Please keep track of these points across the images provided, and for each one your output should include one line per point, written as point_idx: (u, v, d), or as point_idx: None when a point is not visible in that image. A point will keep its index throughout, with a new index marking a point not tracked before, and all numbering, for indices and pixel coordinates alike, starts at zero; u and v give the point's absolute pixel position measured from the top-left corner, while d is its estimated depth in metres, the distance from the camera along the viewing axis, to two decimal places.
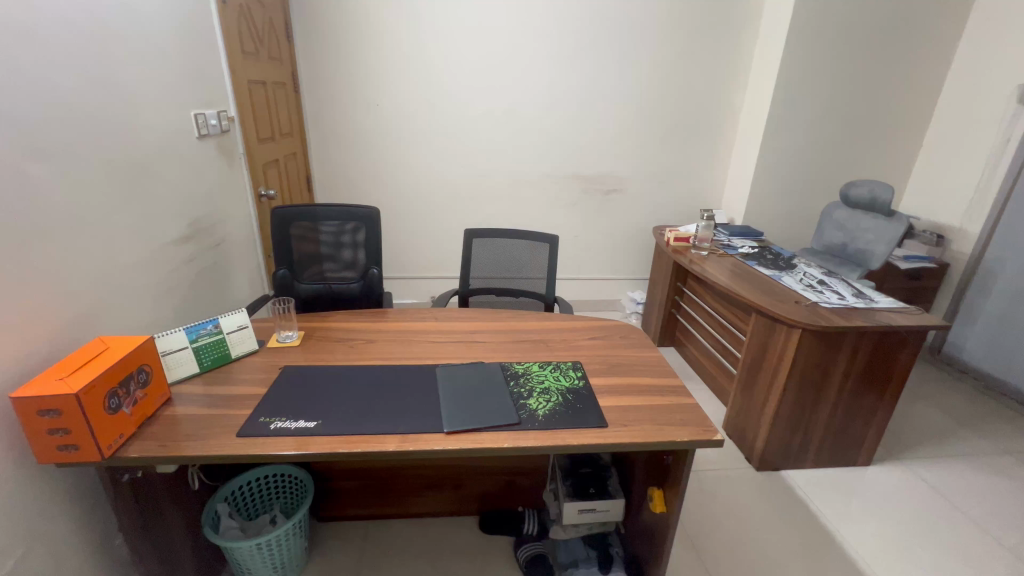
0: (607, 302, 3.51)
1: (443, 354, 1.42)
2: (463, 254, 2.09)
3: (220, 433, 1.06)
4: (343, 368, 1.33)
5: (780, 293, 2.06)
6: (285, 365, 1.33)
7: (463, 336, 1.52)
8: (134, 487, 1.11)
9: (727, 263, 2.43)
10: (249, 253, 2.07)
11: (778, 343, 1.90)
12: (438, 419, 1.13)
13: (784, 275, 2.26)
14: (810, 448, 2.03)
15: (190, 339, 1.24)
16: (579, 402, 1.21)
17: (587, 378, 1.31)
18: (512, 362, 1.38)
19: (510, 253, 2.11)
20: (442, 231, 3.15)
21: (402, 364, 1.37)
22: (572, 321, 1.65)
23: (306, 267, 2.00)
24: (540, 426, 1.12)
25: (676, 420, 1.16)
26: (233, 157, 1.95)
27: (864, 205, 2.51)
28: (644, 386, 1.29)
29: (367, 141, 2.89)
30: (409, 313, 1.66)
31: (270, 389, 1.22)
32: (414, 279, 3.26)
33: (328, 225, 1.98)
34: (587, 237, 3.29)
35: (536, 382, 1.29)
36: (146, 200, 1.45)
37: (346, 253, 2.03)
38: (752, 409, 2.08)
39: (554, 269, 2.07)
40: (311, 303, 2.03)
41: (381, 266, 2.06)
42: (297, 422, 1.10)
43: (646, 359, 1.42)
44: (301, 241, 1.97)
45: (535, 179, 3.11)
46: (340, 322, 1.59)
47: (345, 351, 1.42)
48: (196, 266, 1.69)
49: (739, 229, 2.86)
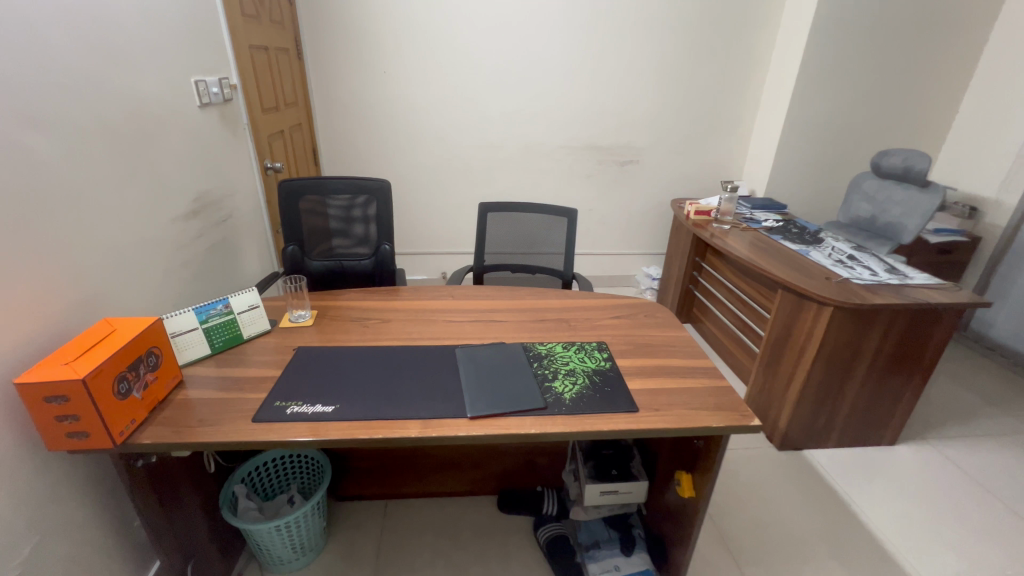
0: (621, 278, 3.44)
1: (461, 334, 1.36)
2: (477, 229, 2.02)
3: (235, 418, 1.01)
4: (358, 349, 1.28)
5: (808, 268, 1.98)
6: (299, 347, 1.28)
7: (481, 315, 1.46)
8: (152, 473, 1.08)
9: (751, 238, 2.34)
10: (257, 228, 2.00)
11: (805, 320, 1.83)
12: (460, 403, 1.08)
13: (810, 249, 2.16)
14: (835, 427, 1.98)
15: (200, 320, 1.19)
16: (606, 386, 1.15)
17: (614, 360, 1.25)
18: (534, 342, 1.33)
19: (526, 227, 2.03)
20: (454, 205, 3.07)
21: (420, 345, 1.31)
22: (593, 299, 1.58)
23: (316, 243, 1.93)
24: (567, 411, 1.07)
25: (710, 404, 1.10)
26: (237, 127, 1.86)
27: (896, 176, 2.39)
28: (674, 368, 1.23)
29: (374, 111, 2.77)
30: (423, 292, 1.60)
31: (284, 371, 1.18)
32: (426, 255, 3.19)
33: (338, 199, 1.91)
34: (602, 211, 3.20)
35: (560, 363, 1.23)
36: (150, 174, 1.38)
37: (357, 228, 1.95)
38: (776, 388, 2.02)
39: (573, 244, 1.99)
40: (323, 280, 1.98)
41: (392, 242, 1.99)
42: (314, 405, 1.06)
43: (674, 339, 1.35)
44: (310, 215, 1.90)
45: (549, 150, 2.99)
46: (353, 301, 1.53)
47: (359, 331, 1.37)
48: (204, 243, 1.63)
49: (762, 202, 2.74)
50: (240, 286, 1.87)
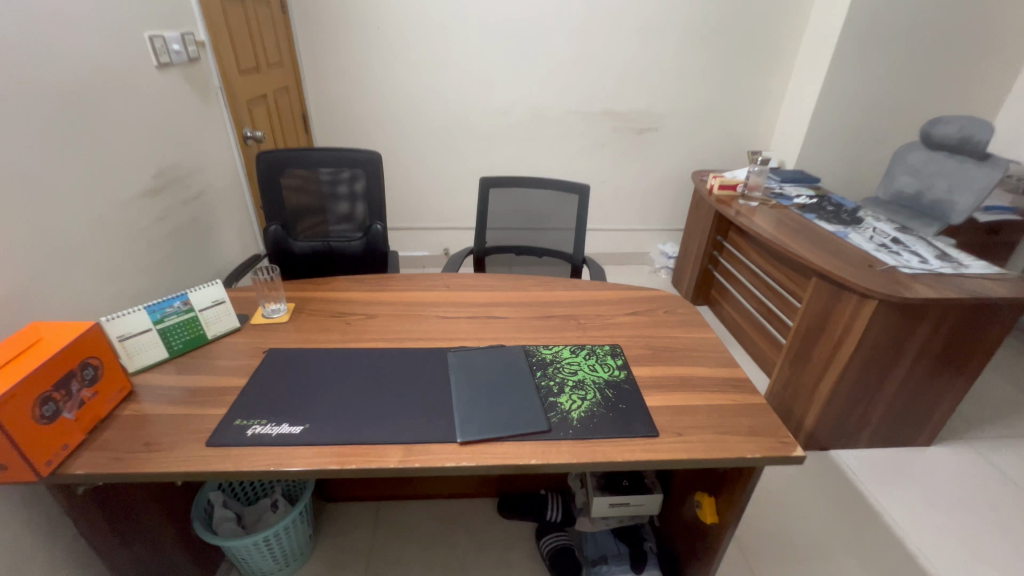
0: (634, 255, 3.24)
1: (455, 334, 1.20)
2: (478, 207, 1.83)
3: (187, 441, 0.87)
4: (337, 350, 1.12)
5: (848, 253, 1.77)
6: (270, 348, 1.12)
7: (479, 310, 1.29)
8: (102, 499, 0.95)
9: (782, 216, 2.12)
10: (236, 205, 1.83)
11: (844, 313, 1.64)
12: (449, 424, 0.92)
13: (849, 231, 1.94)
14: (866, 428, 1.82)
15: (154, 320, 1.03)
16: (621, 402, 0.99)
17: (631, 369, 1.08)
18: (538, 345, 1.16)
19: (533, 206, 1.83)
20: (456, 177, 2.86)
21: (408, 347, 1.15)
22: (606, 291, 1.40)
23: (301, 222, 1.76)
24: (575, 435, 0.91)
25: (744, 427, 0.94)
26: (208, 91, 1.66)
27: (950, 147, 2.12)
28: (700, 380, 1.05)
29: (368, 73, 2.53)
30: (415, 281, 1.43)
31: (251, 379, 1.02)
32: (427, 231, 3.01)
33: (323, 173, 1.73)
34: (616, 183, 2.97)
35: (567, 373, 1.06)
36: (99, 147, 1.20)
37: (344, 205, 1.77)
38: (803, 383, 1.85)
39: (584, 225, 1.79)
40: (309, 262, 1.81)
41: (384, 222, 1.80)
42: (280, 425, 0.91)
43: (700, 343, 1.18)
44: (293, 191, 1.72)
45: (560, 116, 2.74)
46: (336, 290, 1.36)
47: (340, 328, 1.20)
48: (171, 224, 1.46)
49: (794, 175, 2.49)
50: (218, 269, 1.71)
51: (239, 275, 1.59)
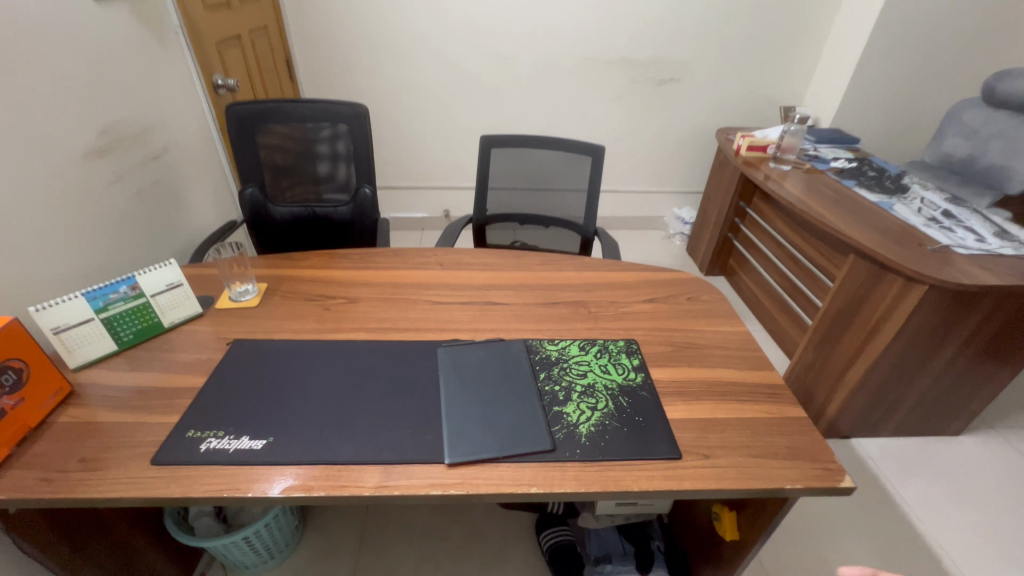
0: (647, 220, 3.04)
1: (447, 324, 1.04)
2: (478, 169, 1.63)
3: (129, 458, 0.74)
4: (312, 343, 0.98)
5: (892, 228, 1.57)
6: (237, 339, 0.98)
7: (474, 295, 1.13)
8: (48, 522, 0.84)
9: (816, 182, 1.90)
10: (206, 164, 1.64)
11: (884, 296, 1.47)
12: (436, 440, 0.79)
13: (893, 201, 1.73)
14: (893, 418, 1.69)
15: (96, 309, 0.88)
16: (637, 415, 0.85)
17: (649, 372, 0.94)
18: (542, 339, 1.00)
19: (539, 170, 1.63)
20: (458, 131, 2.62)
21: (393, 339, 1.00)
22: (621, 273, 1.23)
23: (281, 185, 1.58)
24: (583, 457, 0.77)
25: (782, 449, 0.80)
26: (165, 30, 1.43)
27: (1014, 104, 1.87)
28: (729, 387, 0.91)
29: (358, 11, 2.25)
30: (405, 257, 1.26)
31: (211, 379, 0.89)
32: (427, 190, 2.80)
33: (303, 128, 1.53)
34: (632, 140, 2.72)
35: (575, 376, 0.92)
36: (28, 100, 1.02)
37: (328, 166, 1.58)
38: (828, 369, 1.71)
39: (597, 193, 1.60)
40: (293, 229, 1.65)
41: (374, 185, 1.61)
42: (238, 439, 0.78)
43: (728, 340, 1.02)
44: (270, 149, 1.53)
45: (572, 65, 2.46)
46: (315, 268, 1.20)
47: (316, 314, 1.06)
48: (127, 189, 1.28)
49: (831, 135, 2.24)
50: (189, 237, 1.55)
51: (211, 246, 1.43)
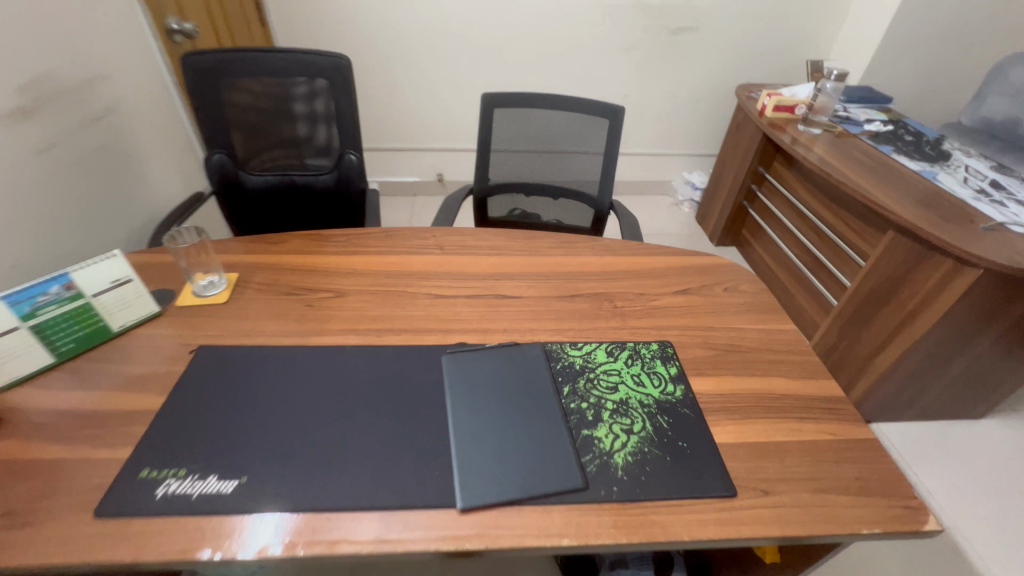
0: (654, 185, 2.86)
1: (451, 323, 0.89)
2: (479, 132, 1.43)
3: (67, 509, 0.60)
4: (294, 349, 0.83)
5: (938, 202, 1.42)
6: (202, 346, 0.82)
7: (482, 287, 0.98)
8: None
9: (850, 147, 1.73)
10: (165, 125, 1.43)
11: (928, 278, 1.34)
12: (445, 478, 0.65)
13: (936, 170, 1.58)
14: (919, 402, 1.60)
15: (23, 316, 0.72)
16: (680, 440, 0.72)
17: (689, 384, 0.80)
18: (563, 342, 0.86)
19: (548, 134, 1.44)
20: (452, 86, 2.37)
21: (388, 343, 0.85)
22: (647, 258, 1.08)
23: (252, 150, 1.38)
24: (621, 498, 0.65)
25: (852, 482, 0.68)
26: None
27: None
28: (783, 402, 0.78)
29: None
30: (399, 240, 1.10)
31: (172, 398, 0.74)
32: (418, 152, 2.57)
33: (273, 83, 1.30)
34: (642, 98, 2.49)
35: (604, 389, 0.78)
36: None
37: (305, 129, 1.37)
38: (854, 352, 1.60)
39: (614, 162, 1.41)
40: (270, 202, 1.46)
41: (360, 151, 1.41)
42: (204, 480, 0.64)
43: (776, 342, 0.89)
44: (236, 108, 1.31)
45: (579, 10, 2.19)
46: (295, 253, 1.03)
47: (297, 312, 0.90)
48: (62, 157, 1.08)
49: (862, 91, 2.04)
50: (148, 212, 1.35)
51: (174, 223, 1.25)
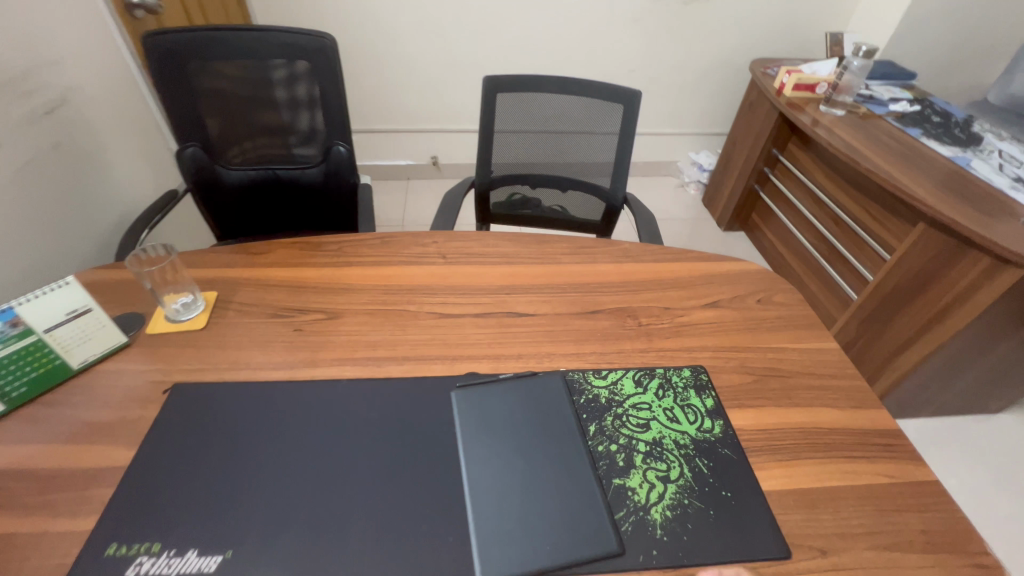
0: (659, 165, 2.73)
1: (460, 348, 0.80)
2: (481, 118, 1.30)
3: None
4: (283, 385, 0.73)
5: (974, 192, 1.33)
6: (176, 383, 0.72)
7: (492, 303, 0.88)
8: None
9: (874, 129, 1.62)
10: (130, 113, 1.29)
11: (961, 276, 1.26)
12: (461, 545, 0.58)
13: (969, 156, 1.48)
14: (939, 399, 1.55)
15: None
16: (723, 489, 0.64)
17: (728, 418, 0.72)
18: (586, 370, 0.77)
19: (557, 120, 1.31)
20: (447, 62, 2.21)
21: (390, 374, 0.76)
22: (671, 265, 0.98)
23: (230, 142, 1.25)
24: (663, 564, 0.57)
25: (917, 536, 0.61)
26: None
27: None
28: (833, 438, 0.71)
29: None
30: (397, 247, 0.99)
31: (142, 451, 0.64)
32: (411, 133, 2.42)
33: (249, 66, 1.16)
34: (649, 73, 2.34)
35: (635, 428, 0.70)
36: None
37: (289, 117, 1.24)
38: (874, 349, 1.54)
39: (628, 151, 1.29)
40: (253, 199, 1.34)
41: (350, 142, 1.28)
42: (183, 557, 0.56)
43: (818, 364, 0.81)
44: (208, 96, 1.17)
45: None
46: (281, 265, 0.92)
47: (286, 339, 0.80)
48: (11, 157, 0.95)
49: (885, 67, 1.91)
50: (115, 213, 1.23)
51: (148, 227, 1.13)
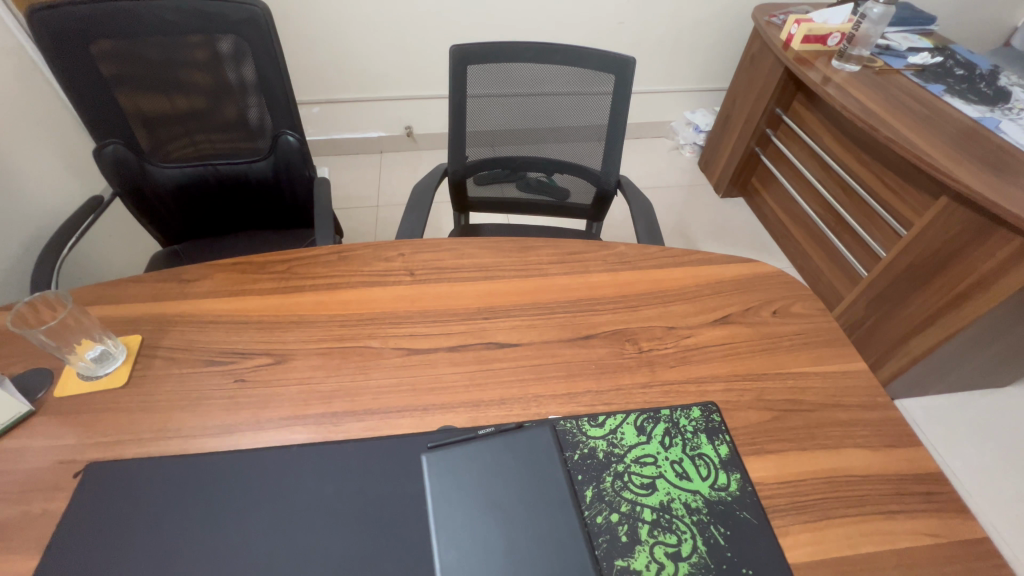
0: (652, 125, 2.54)
1: (432, 396, 0.68)
2: (449, 96, 1.12)
3: None
4: (222, 455, 0.61)
5: (1004, 159, 1.19)
6: (90, 462, 0.60)
7: (468, 332, 0.76)
8: None
9: (892, 86, 1.45)
10: (17, 101, 1.12)
11: (988, 257, 1.15)
12: None
13: (997, 117, 1.33)
14: (948, 377, 1.48)
15: None
16: (744, 565, 0.55)
17: (745, 470, 0.62)
18: (579, 417, 0.66)
19: (539, 93, 1.14)
20: (416, 18, 1.95)
21: (350, 435, 0.64)
22: (674, 271, 0.86)
23: (160, 136, 1.07)
24: None
25: None
26: None
27: None
28: (867, 490, 0.61)
29: None
30: (357, 263, 0.85)
31: (44, 561, 0.53)
32: (378, 101, 2.20)
33: (166, 44, 0.97)
34: (640, 24, 2.11)
35: (640, 492, 0.59)
36: None
37: (227, 103, 1.06)
38: (883, 330, 1.45)
39: (622, 127, 1.13)
40: (197, 201, 1.18)
41: (301, 129, 1.12)
42: None
43: (845, 392, 0.71)
44: (122, 84, 0.98)
45: None
46: (219, 295, 0.79)
47: (226, 395, 0.67)
48: None
49: (902, 10, 1.71)
50: (12, 226, 1.06)
51: (78, 234, 0.98)
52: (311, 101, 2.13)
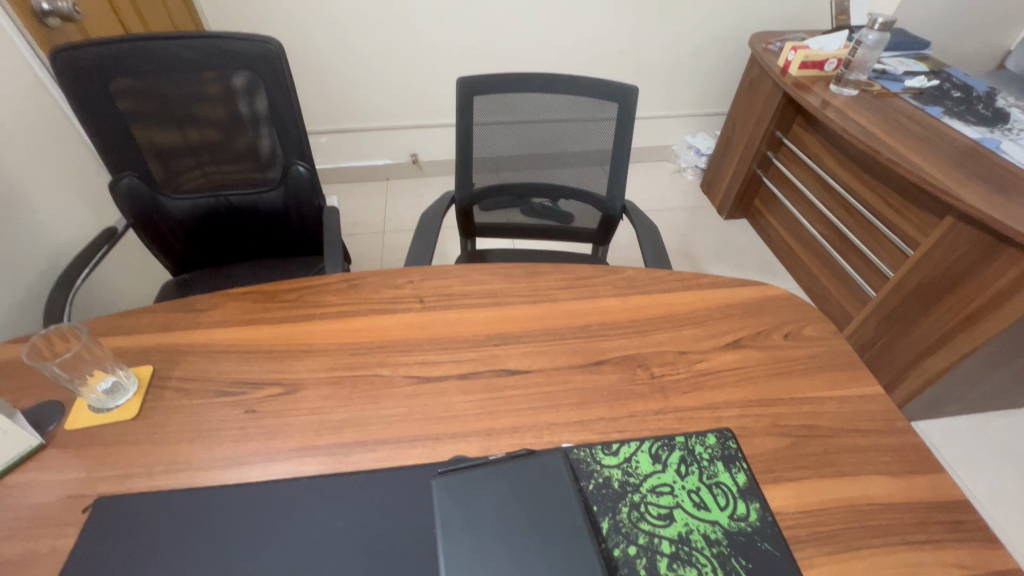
0: (654, 150, 2.58)
1: (444, 425, 0.67)
2: (456, 126, 1.15)
3: None
4: (232, 488, 0.60)
5: (1008, 178, 1.20)
6: (99, 497, 0.60)
7: (479, 359, 0.75)
8: None
9: (891, 109, 1.48)
10: (37, 137, 1.15)
11: (998, 276, 1.14)
12: None
13: (997, 137, 1.34)
14: (965, 398, 1.45)
15: None
16: None
17: (764, 499, 0.60)
18: (593, 445, 0.65)
19: (544, 120, 1.16)
20: (422, 51, 2.02)
21: (361, 466, 0.63)
22: (683, 295, 0.86)
23: (174, 168, 1.10)
24: None
25: None
26: None
27: None
28: (891, 518, 0.60)
29: None
30: (367, 291, 0.86)
31: None
32: (385, 131, 2.25)
33: (183, 80, 1.00)
34: (639, 53, 2.17)
35: (658, 523, 0.58)
36: None
37: (239, 135, 1.09)
38: (895, 350, 1.44)
39: (626, 151, 1.15)
40: (210, 230, 1.20)
41: (311, 159, 1.14)
42: None
43: (863, 417, 0.70)
44: (140, 119, 1.01)
45: None
46: (230, 324, 0.79)
47: (236, 426, 0.67)
48: None
49: (896, 36, 1.75)
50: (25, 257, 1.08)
51: (92, 265, 0.99)
52: (319, 131, 2.19)
